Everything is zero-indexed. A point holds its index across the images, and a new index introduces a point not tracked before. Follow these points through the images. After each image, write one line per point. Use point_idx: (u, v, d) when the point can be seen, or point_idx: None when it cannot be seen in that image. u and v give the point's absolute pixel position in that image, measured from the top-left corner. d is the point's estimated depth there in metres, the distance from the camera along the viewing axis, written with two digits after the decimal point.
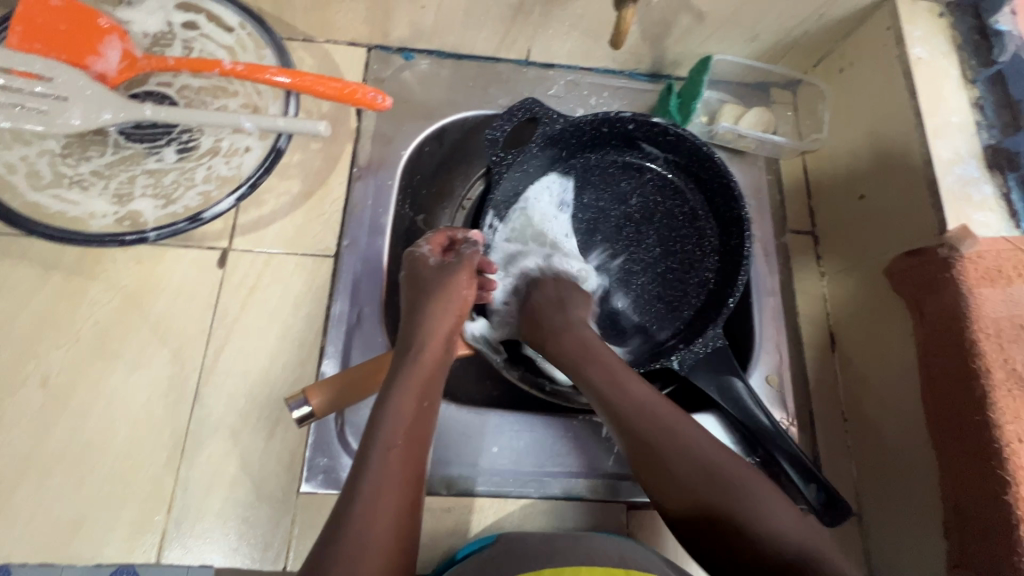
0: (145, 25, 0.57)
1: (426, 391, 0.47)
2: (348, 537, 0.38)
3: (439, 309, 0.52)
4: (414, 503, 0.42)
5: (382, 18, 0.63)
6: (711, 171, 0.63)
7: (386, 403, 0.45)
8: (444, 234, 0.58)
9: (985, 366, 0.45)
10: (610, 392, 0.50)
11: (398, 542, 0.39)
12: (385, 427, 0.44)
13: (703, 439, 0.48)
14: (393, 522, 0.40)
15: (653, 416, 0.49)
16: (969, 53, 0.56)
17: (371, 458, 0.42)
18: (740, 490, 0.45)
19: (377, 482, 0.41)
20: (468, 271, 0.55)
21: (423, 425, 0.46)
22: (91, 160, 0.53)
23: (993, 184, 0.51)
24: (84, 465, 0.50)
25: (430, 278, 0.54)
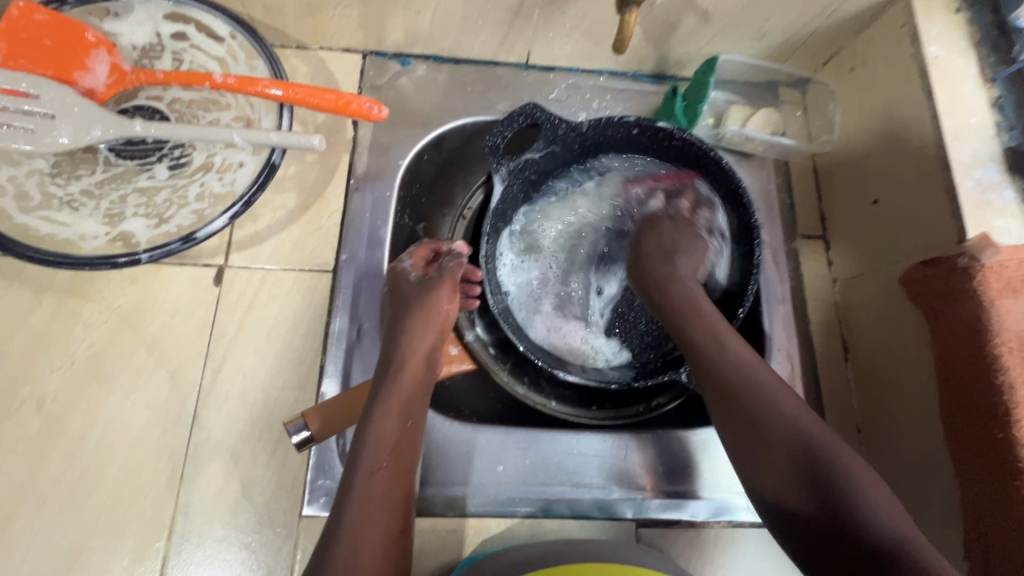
0: (133, 36, 0.55)
1: (408, 410, 0.48)
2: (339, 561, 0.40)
3: (419, 325, 0.52)
4: (404, 521, 0.44)
5: (377, 24, 0.61)
6: (720, 177, 0.60)
7: (369, 427, 0.45)
8: (427, 247, 0.57)
9: (1009, 383, 0.44)
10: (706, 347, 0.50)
11: (390, 563, 0.41)
12: (366, 452, 0.44)
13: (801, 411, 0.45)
14: (382, 546, 0.41)
15: (741, 370, 0.47)
16: (987, 51, 0.53)
17: (358, 487, 0.43)
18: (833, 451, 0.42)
19: (364, 508, 0.42)
20: (450, 287, 0.55)
21: (408, 444, 0.47)
22: (81, 179, 0.51)
23: (1015, 187, 0.49)
24: (82, 491, 0.49)
25: (413, 295, 0.54)
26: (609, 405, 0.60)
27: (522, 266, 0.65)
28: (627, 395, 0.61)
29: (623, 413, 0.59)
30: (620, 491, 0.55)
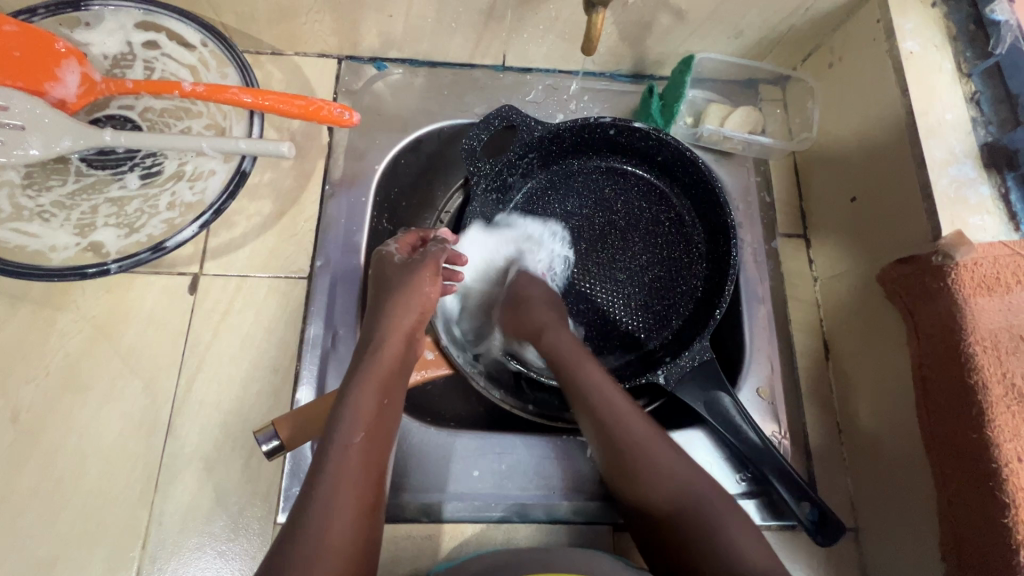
0: (104, 46, 0.55)
1: (387, 388, 0.45)
2: (303, 544, 0.37)
3: (402, 301, 0.50)
4: (375, 507, 0.41)
5: (350, 28, 0.61)
6: (695, 175, 0.61)
7: (345, 404, 0.43)
8: (414, 234, 0.57)
9: (982, 382, 0.43)
10: (606, 429, 0.48)
11: (358, 551, 0.38)
12: (342, 428, 0.42)
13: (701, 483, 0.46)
14: (348, 531, 0.38)
15: (644, 461, 0.47)
16: (963, 45, 0.53)
17: (329, 465, 0.40)
18: (719, 522, 0.44)
19: (334, 487, 0.39)
20: (433, 271, 0.52)
21: (384, 424, 0.44)
22: (53, 190, 0.52)
23: (991, 184, 0.48)
24: (57, 502, 0.49)
25: (395, 277, 0.52)
26: None
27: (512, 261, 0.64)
28: None
29: None
30: (596, 496, 0.55)
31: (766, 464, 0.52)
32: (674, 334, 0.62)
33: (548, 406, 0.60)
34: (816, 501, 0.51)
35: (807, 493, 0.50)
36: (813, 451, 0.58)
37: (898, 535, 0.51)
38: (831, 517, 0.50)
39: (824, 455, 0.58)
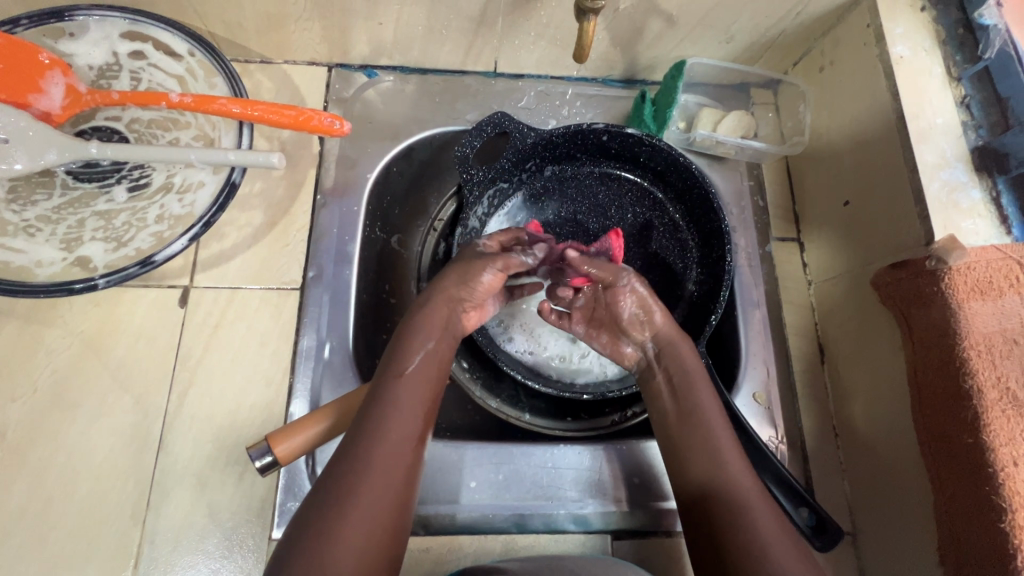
0: (89, 57, 0.55)
1: (437, 343, 0.47)
2: (348, 469, 0.39)
3: (457, 272, 0.49)
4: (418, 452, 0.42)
5: (340, 36, 0.60)
6: (689, 181, 0.61)
7: (396, 354, 0.46)
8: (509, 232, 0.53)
9: (977, 386, 0.43)
10: (674, 415, 0.49)
11: (398, 488, 0.39)
12: (392, 373, 0.44)
13: (752, 490, 0.44)
14: (391, 465, 0.40)
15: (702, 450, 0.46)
16: (952, 49, 0.53)
17: (381, 405, 0.42)
18: (751, 519, 0.42)
19: (383, 424, 0.41)
20: (500, 265, 0.49)
21: (432, 379, 0.46)
22: (38, 205, 0.51)
23: (982, 187, 0.48)
24: (46, 522, 0.48)
25: (466, 257, 0.51)
26: (584, 417, 0.60)
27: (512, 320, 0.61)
28: (602, 405, 0.61)
29: (596, 424, 0.59)
30: (595, 504, 0.54)
31: (764, 469, 0.52)
32: None
33: (544, 413, 0.60)
34: (815, 507, 0.51)
35: (806, 498, 0.51)
36: (810, 455, 0.58)
37: (895, 539, 0.51)
38: (830, 522, 0.50)
39: (820, 459, 0.58)
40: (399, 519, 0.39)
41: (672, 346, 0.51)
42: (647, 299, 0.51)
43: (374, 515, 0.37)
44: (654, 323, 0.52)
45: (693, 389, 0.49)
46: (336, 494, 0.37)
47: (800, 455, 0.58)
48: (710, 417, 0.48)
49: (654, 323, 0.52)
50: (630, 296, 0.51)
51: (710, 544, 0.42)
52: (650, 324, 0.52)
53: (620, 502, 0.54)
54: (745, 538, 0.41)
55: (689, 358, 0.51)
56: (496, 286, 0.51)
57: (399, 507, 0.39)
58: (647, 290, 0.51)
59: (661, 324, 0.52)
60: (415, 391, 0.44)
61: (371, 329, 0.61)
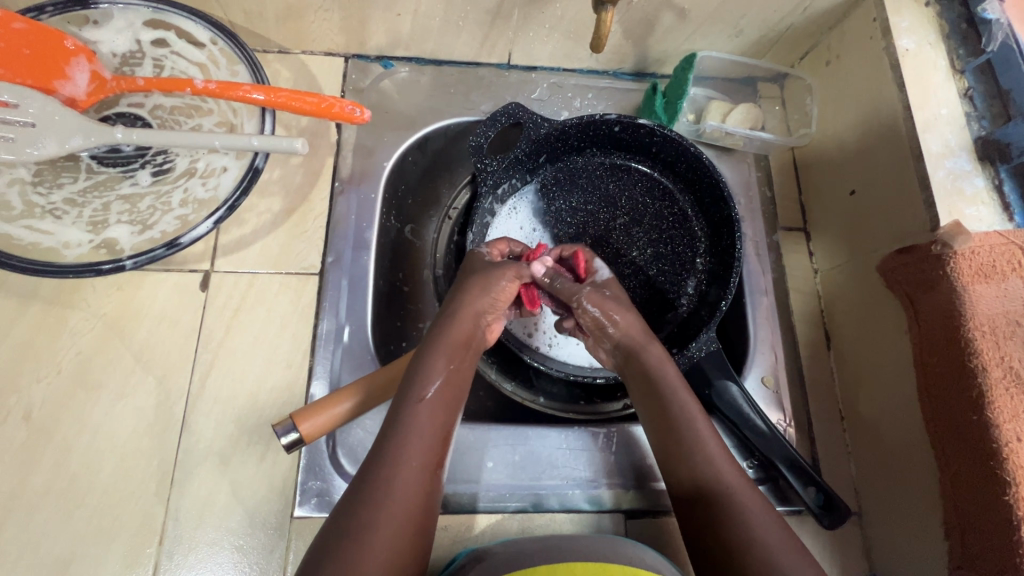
0: (113, 44, 0.55)
1: (459, 354, 0.48)
2: (374, 475, 0.40)
3: (478, 288, 0.51)
4: (439, 464, 0.42)
5: (358, 27, 0.61)
6: (699, 171, 0.63)
7: (419, 365, 0.46)
8: (504, 242, 0.57)
9: (982, 365, 0.45)
10: (652, 419, 0.49)
11: (419, 496, 0.40)
12: (416, 385, 0.45)
13: (739, 482, 0.45)
14: (417, 474, 0.40)
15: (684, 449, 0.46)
16: (956, 43, 0.54)
17: (406, 416, 0.43)
18: (742, 512, 0.43)
19: (406, 435, 0.42)
20: (513, 274, 0.52)
21: (457, 387, 0.46)
22: (64, 187, 0.51)
23: (985, 176, 0.50)
24: (71, 500, 0.49)
25: (480, 269, 0.52)
26: (596, 400, 0.61)
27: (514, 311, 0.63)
28: (614, 389, 0.62)
29: (604, 409, 0.60)
30: (608, 484, 0.56)
31: (773, 451, 0.54)
32: (679, 327, 0.64)
33: (558, 394, 0.62)
34: (822, 486, 0.52)
35: (813, 477, 0.52)
36: (817, 438, 0.60)
37: (900, 517, 0.52)
38: (837, 501, 0.52)
39: (827, 442, 0.59)
40: (424, 523, 0.40)
41: (642, 350, 0.51)
42: (599, 317, 0.52)
43: (396, 521, 0.38)
44: (614, 333, 0.52)
45: (666, 388, 0.49)
46: (362, 500, 0.38)
47: (808, 438, 0.60)
48: (688, 415, 0.48)
49: (616, 332, 0.52)
50: (587, 314, 0.52)
51: (706, 539, 0.43)
52: (612, 334, 0.52)
53: (632, 482, 0.56)
54: (738, 533, 0.42)
55: (661, 361, 0.50)
56: (511, 293, 0.53)
57: (424, 516, 0.40)
58: (597, 308, 0.52)
59: (629, 331, 0.52)
60: (437, 402, 0.44)
61: (384, 316, 0.61)
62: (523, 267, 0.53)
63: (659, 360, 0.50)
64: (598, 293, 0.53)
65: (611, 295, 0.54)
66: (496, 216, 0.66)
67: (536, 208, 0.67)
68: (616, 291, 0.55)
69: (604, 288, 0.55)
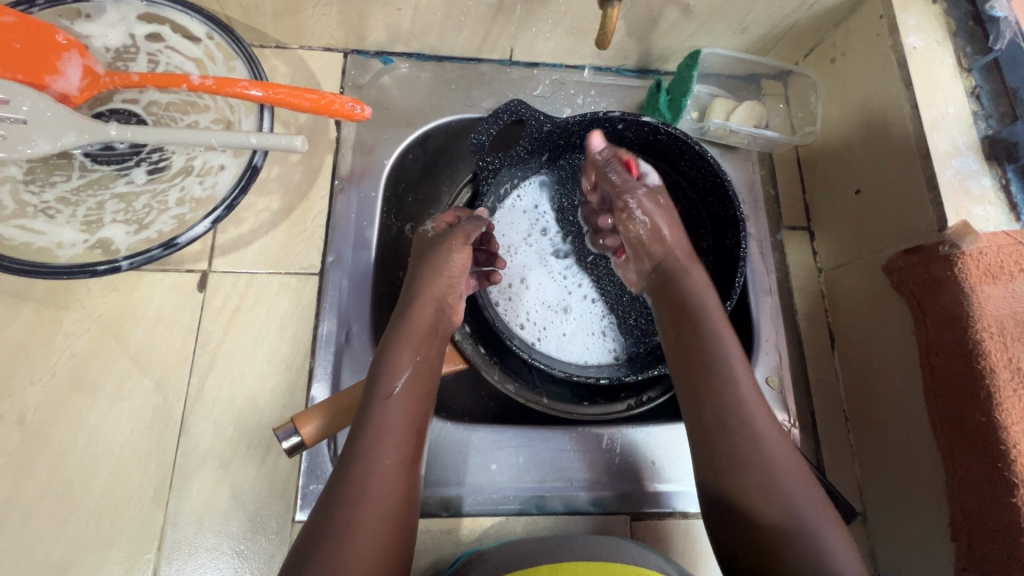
0: (106, 38, 0.54)
1: (424, 344, 0.48)
2: (353, 476, 0.40)
3: (432, 269, 0.51)
4: (415, 459, 0.43)
5: (357, 22, 0.60)
6: (704, 170, 0.62)
7: (384, 358, 0.46)
8: (450, 214, 0.56)
9: (989, 367, 0.44)
10: (681, 336, 0.50)
11: (398, 496, 0.41)
12: (381, 382, 0.44)
13: (756, 403, 0.46)
14: (393, 471, 0.41)
15: (710, 366, 0.47)
16: (963, 41, 0.54)
17: (373, 416, 0.43)
18: (754, 437, 0.44)
19: (378, 435, 0.42)
20: (462, 240, 0.52)
21: (424, 381, 0.46)
22: (57, 186, 0.50)
23: (992, 175, 0.49)
24: (67, 505, 0.48)
25: (429, 248, 0.53)
26: (599, 400, 0.60)
27: (516, 309, 0.64)
28: (617, 390, 0.61)
29: (610, 408, 0.59)
30: (614, 487, 0.55)
31: None
32: None
33: (560, 394, 0.61)
34: (826, 487, 0.52)
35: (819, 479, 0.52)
36: (821, 438, 0.59)
37: (905, 517, 0.52)
38: (842, 501, 0.52)
39: (831, 442, 0.59)
40: (404, 520, 0.41)
41: (680, 272, 0.53)
42: (649, 223, 0.54)
43: (377, 520, 0.39)
44: (659, 246, 0.55)
45: (699, 309, 0.50)
46: (345, 502, 0.39)
47: (812, 439, 0.59)
48: (716, 334, 0.49)
49: (658, 247, 0.55)
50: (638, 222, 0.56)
51: (712, 451, 0.45)
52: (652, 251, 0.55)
53: (636, 483, 0.55)
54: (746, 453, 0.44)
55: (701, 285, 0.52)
56: (466, 263, 0.52)
57: (404, 516, 0.41)
58: (648, 215, 0.55)
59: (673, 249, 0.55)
60: (405, 398, 0.44)
61: (385, 315, 0.61)
62: (471, 228, 0.52)
63: (695, 285, 0.52)
64: (652, 198, 0.56)
65: (664, 202, 0.56)
66: (499, 212, 0.65)
67: (537, 206, 0.67)
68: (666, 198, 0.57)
69: (657, 193, 0.56)
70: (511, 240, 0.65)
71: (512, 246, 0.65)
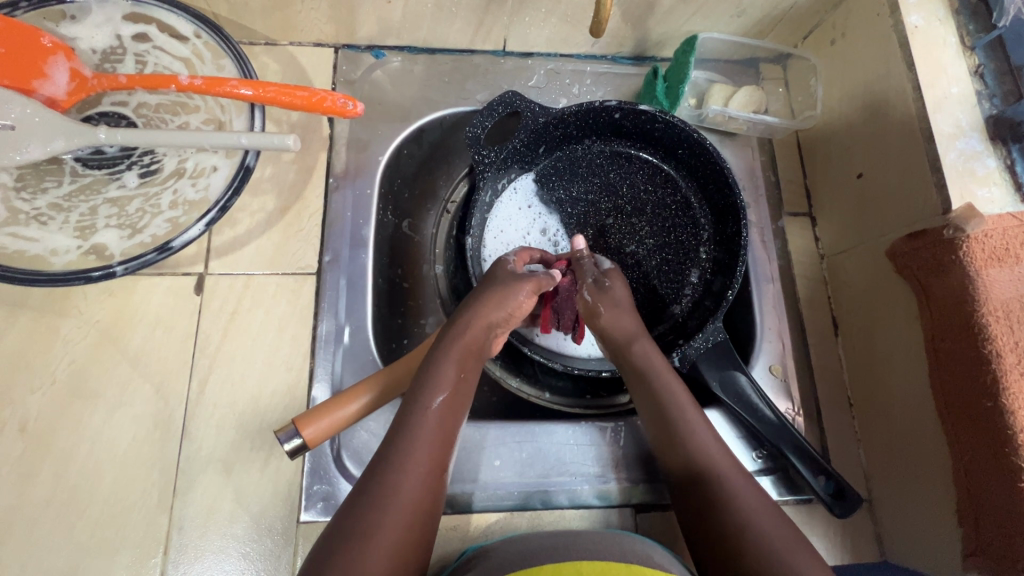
0: (92, 40, 0.53)
1: (466, 363, 0.47)
2: (376, 480, 0.40)
3: (492, 299, 0.50)
4: (442, 468, 0.42)
5: (347, 15, 0.59)
6: (703, 157, 0.62)
7: (429, 373, 0.45)
8: (529, 252, 0.57)
9: (996, 351, 0.44)
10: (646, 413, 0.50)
11: (422, 507, 0.40)
12: (424, 394, 0.44)
13: (732, 470, 0.45)
14: (417, 477, 0.40)
15: (681, 442, 0.47)
16: (966, 18, 0.52)
17: (413, 425, 0.43)
18: (737, 503, 0.43)
19: (412, 443, 0.42)
20: (533, 287, 0.52)
21: (460, 398, 0.45)
22: (48, 192, 0.49)
23: (998, 156, 0.48)
24: (72, 512, 0.48)
25: (501, 280, 0.52)
26: (601, 394, 0.61)
27: None
28: (620, 382, 0.61)
29: (614, 402, 0.61)
30: (616, 479, 0.55)
31: (781, 440, 0.53)
32: (683, 317, 0.64)
33: (563, 387, 0.62)
34: (832, 474, 0.52)
35: (824, 466, 0.52)
36: (825, 426, 0.59)
37: (911, 503, 0.52)
38: (848, 489, 0.51)
39: (836, 430, 0.59)
40: (423, 528, 0.40)
41: (630, 344, 0.52)
42: (591, 305, 0.53)
43: (398, 526, 0.38)
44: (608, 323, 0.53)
45: (659, 382, 0.50)
46: (363, 506, 0.39)
47: (816, 427, 0.59)
48: (680, 406, 0.49)
49: (605, 323, 0.53)
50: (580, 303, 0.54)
51: (700, 527, 0.44)
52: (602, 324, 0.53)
53: (641, 477, 0.55)
54: (735, 524, 0.42)
55: (653, 351, 0.52)
56: (527, 308, 0.52)
57: (423, 526, 0.40)
58: (591, 298, 0.54)
59: (621, 328, 0.53)
60: (444, 411, 0.44)
61: (386, 313, 0.60)
62: (546, 282, 0.53)
63: (650, 355, 0.51)
64: (596, 284, 0.54)
65: (612, 286, 0.54)
66: (495, 207, 0.65)
67: (532, 198, 0.66)
68: (616, 280, 0.55)
69: (606, 277, 0.55)
70: (510, 233, 0.65)
71: (511, 241, 0.64)
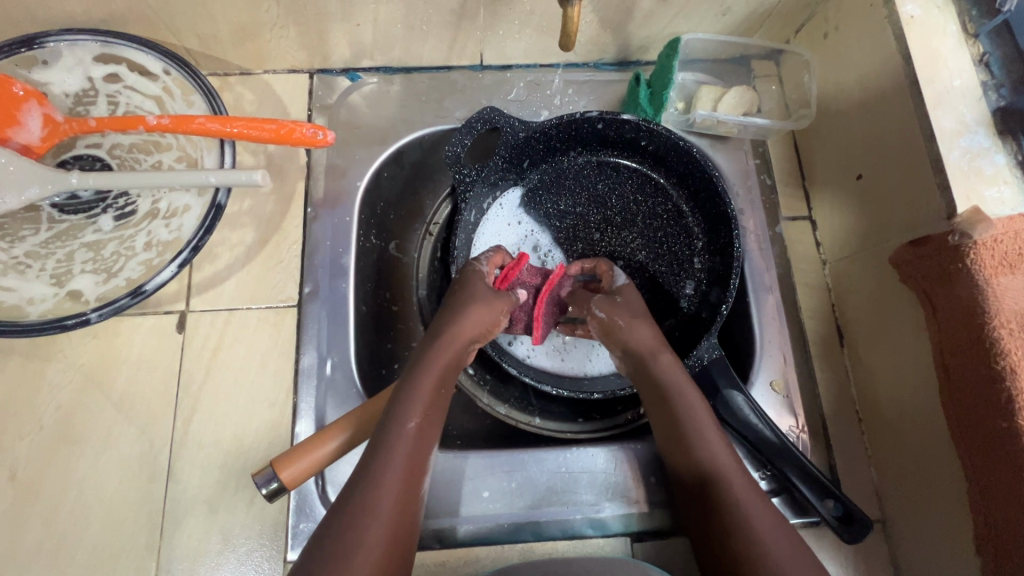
0: (64, 84, 0.53)
1: (444, 381, 0.45)
2: (347, 510, 0.37)
3: (465, 308, 0.48)
4: (415, 490, 0.40)
5: (318, 41, 0.58)
6: (692, 164, 0.59)
7: (403, 390, 0.43)
8: (503, 254, 0.55)
9: (1010, 367, 0.40)
10: (661, 425, 0.47)
11: (396, 530, 0.37)
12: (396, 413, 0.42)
13: (747, 491, 0.42)
14: (396, 502, 0.38)
15: (695, 460, 0.44)
16: (968, 3, 0.48)
17: (384, 444, 0.40)
18: (751, 530, 0.40)
19: (382, 464, 0.39)
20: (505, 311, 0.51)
21: (435, 417, 0.43)
22: (26, 240, 0.50)
23: (1007, 152, 0.44)
24: (63, 557, 0.48)
25: (480, 292, 0.50)
26: (595, 416, 0.59)
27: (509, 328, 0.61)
28: (615, 403, 0.60)
29: (608, 424, 0.58)
30: (611, 506, 0.53)
31: (785, 462, 0.50)
32: (678, 332, 0.61)
33: (555, 411, 0.60)
34: (840, 498, 0.49)
35: (830, 490, 0.49)
36: (833, 443, 0.56)
37: (927, 526, 0.49)
38: (856, 512, 0.48)
39: (845, 447, 0.56)
40: (401, 553, 0.37)
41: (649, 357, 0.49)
42: (607, 321, 0.50)
43: (377, 552, 0.36)
44: (628, 336, 0.49)
45: (676, 397, 0.47)
46: (341, 530, 0.36)
47: (823, 444, 0.56)
48: (696, 423, 0.46)
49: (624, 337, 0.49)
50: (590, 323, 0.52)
51: (709, 547, 0.42)
52: (620, 338, 0.50)
53: (638, 504, 0.53)
54: (748, 550, 0.39)
55: (670, 364, 0.48)
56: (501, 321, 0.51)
57: (399, 549, 0.37)
58: (605, 313, 0.50)
59: (639, 339, 0.49)
60: (422, 429, 0.42)
61: (372, 341, 0.59)
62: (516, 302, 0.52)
63: (670, 369, 0.48)
64: (607, 297, 0.51)
65: (624, 299, 0.51)
66: (480, 226, 0.63)
67: (518, 214, 0.64)
68: (628, 294, 0.52)
69: (615, 293, 0.52)
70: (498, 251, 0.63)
71: None
